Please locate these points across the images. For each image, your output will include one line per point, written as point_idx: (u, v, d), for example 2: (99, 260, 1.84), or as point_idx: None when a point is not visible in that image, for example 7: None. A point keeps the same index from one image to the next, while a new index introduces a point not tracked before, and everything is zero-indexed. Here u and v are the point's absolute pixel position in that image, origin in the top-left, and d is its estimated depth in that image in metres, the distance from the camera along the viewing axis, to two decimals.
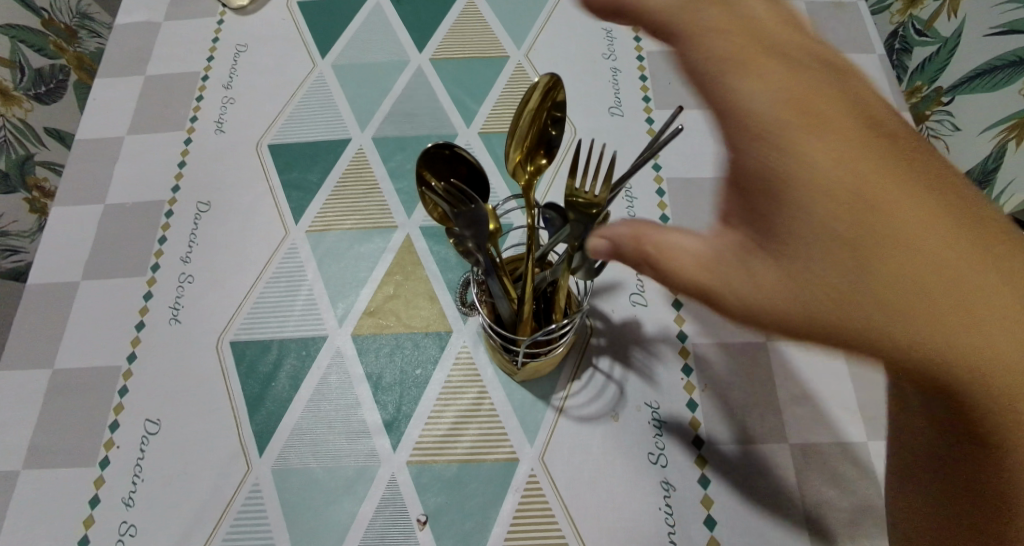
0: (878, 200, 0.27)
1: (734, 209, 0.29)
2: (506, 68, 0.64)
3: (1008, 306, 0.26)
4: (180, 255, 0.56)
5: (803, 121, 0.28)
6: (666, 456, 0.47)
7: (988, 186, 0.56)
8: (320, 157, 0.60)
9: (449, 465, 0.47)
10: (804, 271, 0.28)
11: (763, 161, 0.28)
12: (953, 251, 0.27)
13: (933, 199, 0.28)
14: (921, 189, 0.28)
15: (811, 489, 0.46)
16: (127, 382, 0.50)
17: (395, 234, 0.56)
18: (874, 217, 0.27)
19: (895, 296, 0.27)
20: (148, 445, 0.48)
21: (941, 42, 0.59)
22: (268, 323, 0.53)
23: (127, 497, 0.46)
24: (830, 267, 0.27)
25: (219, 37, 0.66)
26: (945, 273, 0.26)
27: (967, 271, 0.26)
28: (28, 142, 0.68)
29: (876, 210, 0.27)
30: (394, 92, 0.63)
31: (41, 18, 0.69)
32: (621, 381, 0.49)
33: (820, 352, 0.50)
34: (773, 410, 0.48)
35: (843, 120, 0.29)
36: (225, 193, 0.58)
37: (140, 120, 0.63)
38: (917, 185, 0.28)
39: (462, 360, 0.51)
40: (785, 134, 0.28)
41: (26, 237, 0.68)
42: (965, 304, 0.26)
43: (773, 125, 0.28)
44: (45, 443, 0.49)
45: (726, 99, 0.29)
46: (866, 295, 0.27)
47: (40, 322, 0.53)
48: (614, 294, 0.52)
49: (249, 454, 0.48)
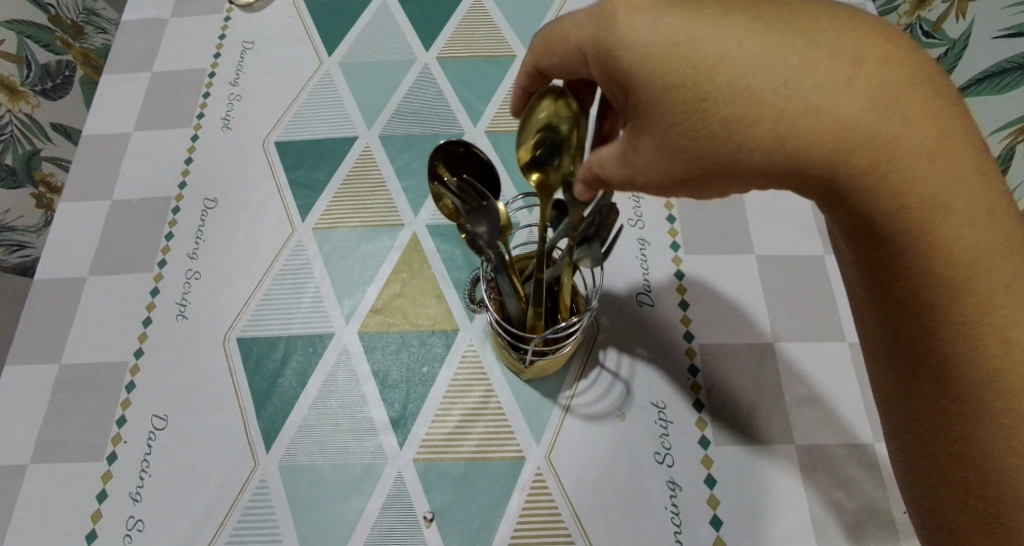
0: (763, 66, 0.29)
1: (642, 116, 0.32)
2: (512, 67, 0.64)
3: (892, 129, 0.29)
4: (187, 252, 0.56)
5: (681, 24, 0.31)
6: (672, 455, 0.47)
7: None
8: (326, 155, 0.60)
9: (456, 463, 0.47)
10: (700, 118, 0.30)
11: (647, 39, 0.31)
12: (833, 81, 0.29)
13: (811, 52, 0.29)
14: (791, 38, 0.30)
15: (816, 490, 0.46)
16: (134, 378, 0.51)
17: (401, 232, 0.56)
18: (756, 84, 0.29)
19: (793, 141, 0.29)
20: (155, 441, 0.48)
21: (949, 44, 0.59)
22: (275, 320, 0.53)
23: (135, 492, 0.47)
24: (730, 132, 0.30)
25: (225, 35, 0.67)
26: (832, 110, 0.29)
27: (852, 97, 0.29)
28: (35, 137, 0.68)
29: (757, 72, 0.29)
30: (400, 91, 0.63)
31: (48, 13, 0.69)
32: (627, 381, 0.49)
33: (827, 353, 0.50)
34: (780, 411, 0.48)
35: (708, 7, 0.31)
36: (232, 189, 0.58)
37: (147, 117, 0.63)
38: (784, 37, 0.30)
39: (468, 358, 0.51)
40: (660, 48, 0.31)
41: (34, 232, 0.68)
42: (850, 128, 0.28)
43: (653, 50, 0.31)
44: (52, 438, 0.49)
45: (610, 32, 0.32)
46: (767, 148, 0.30)
47: (47, 318, 0.54)
48: (620, 294, 0.52)
49: (256, 450, 0.48)
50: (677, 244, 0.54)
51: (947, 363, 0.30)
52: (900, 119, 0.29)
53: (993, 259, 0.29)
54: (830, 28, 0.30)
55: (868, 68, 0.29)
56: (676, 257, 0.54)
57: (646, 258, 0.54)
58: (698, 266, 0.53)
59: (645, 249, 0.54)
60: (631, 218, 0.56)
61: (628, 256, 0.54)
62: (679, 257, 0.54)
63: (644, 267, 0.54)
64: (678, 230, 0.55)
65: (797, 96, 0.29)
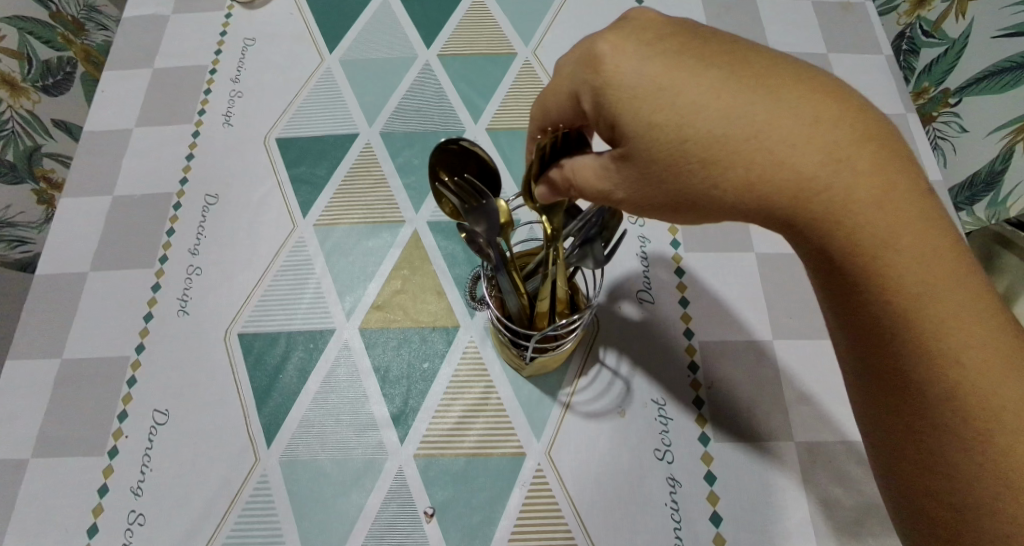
0: (734, 119, 0.29)
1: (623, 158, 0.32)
2: (513, 66, 0.64)
3: (857, 184, 0.28)
4: (188, 247, 0.56)
5: (663, 72, 0.31)
6: (672, 452, 0.47)
7: (995, 188, 0.55)
8: (328, 152, 0.60)
9: (457, 460, 0.47)
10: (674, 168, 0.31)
11: (629, 85, 0.31)
12: (808, 130, 0.29)
13: (781, 106, 0.29)
14: (774, 85, 0.30)
15: (816, 487, 0.46)
16: (135, 373, 0.51)
17: (402, 229, 0.56)
18: (728, 135, 0.29)
19: (758, 192, 0.29)
20: (156, 436, 0.48)
21: (949, 43, 0.59)
22: (275, 316, 0.53)
23: (136, 487, 0.47)
24: (702, 181, 0.30)
25: (226, 31, 0.67)
26: (795, 165, 0.29)
27: (825, 149, 0.28)
28: (36, 133, 0.69)
29: (733, 118, 0.29)
30: (401, 88, 0.63)
31: (49, 10, 0.69)
32: (627, 378, 0.50)
33: (826, 351, 0.50)
34: (779, 408, 0.48)
35: (689, 58, 0.31)
36: (233, 186, 0.59)
37: (148, 113, 0.63)
38: (756, 92, 0.30)
39: (469, 355, 0.51)
40: (638, 90, 0.31)
41: (36, 229, 0.68)
42: (811, 182, 0.28)
43: (637, 88, 0.31)
44: (54, 433, 0.49)
45: (596, 74, 0.32)
46: (735, 198, 0.30)
47: (49, 313, 0.54)
48: (620, 291, 0.53)
49: (257, 446, 0.48)
50: (677, 242, 0.55)
51: (911, 401, 0.30)
52: (872, 177, 0.28)
53: (959, 317, 0.29)
54: (814, 80, 0.30)
55: (837, 117, 0.29)
56: (676, 255, 0.54)
57: (646, 256, 0.54)
58: (698, 263, 0.54)
59: (645, 247, 0.54)
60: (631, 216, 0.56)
61: (628, 254, 0.54)
62: (679, 255, 0.54)
63: (644, 264, 0.54)
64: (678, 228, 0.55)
65: (764, 144, 0.29)
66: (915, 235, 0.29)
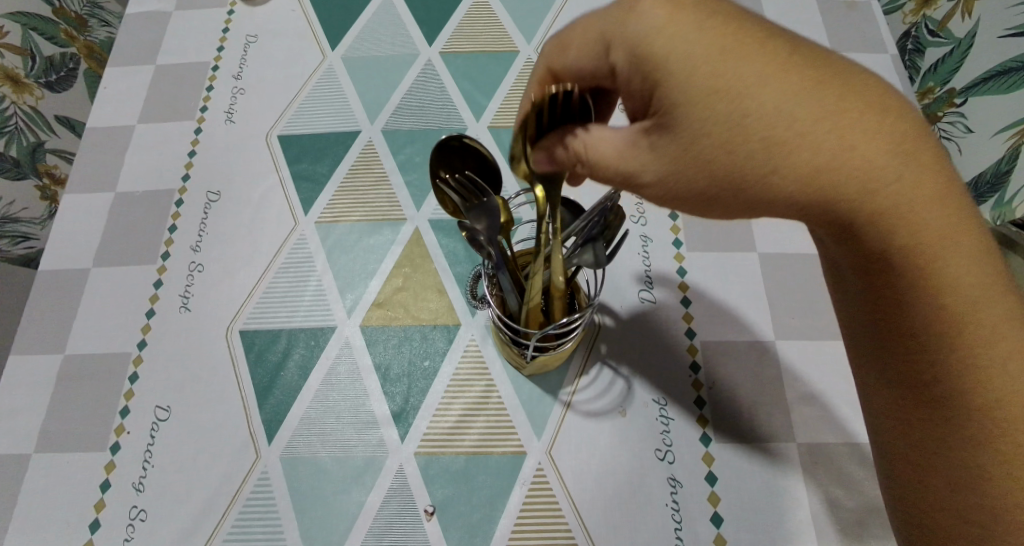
0: (796, 104, 0.30)
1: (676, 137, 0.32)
2: (516, 63, 0.64)
3: (912, 175, 0.29)
4: (190, 244, 0.56)
5: (723, 51, 0.31)
6: (673, 452, 0.47)
7: (1000, 189, 0.55)
8: (330, 149, 0.60)
9: (457, 458, 0.47)
10: (732, 148, 0.31)
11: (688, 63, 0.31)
12: (867, 123, 0.30)
13: (842, 96, 0.30)
14: (830, 76, 0.31)
15: (816, 488, 0.46)
16: (137, 369, 0.51)
17: (404, 227, 0.56)
18: (790, 119, 0.30)
19: (822, 176, 0.29)
20: (158, 432, 0.48)
21: (955, 43, 0.59)
22: (277, 314, 0.53)
23: (137, 482, 0.47)
24: (762, 162, 0.30)
25: (229, 28, 0.67)
26: (860, 153, 0.29)
27: (884, 143, 0.29)
28: (39, 130, 0.69)
29: (795, 104, 0.30)
30: (403, 86, 0.63)
31: (52, 6, 0.69)
32: (628, 378, 0.50)
33: (828, 352, 0.50)
34: (781, 408, 0.48)
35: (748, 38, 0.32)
36: (235, 183, 0.59)
37: (151, 109, 0.63)
38: (816, 80, 0.31)
39: (470, 353, 0.51)
40: (697, 67, 0.31)
41: (37, 223, 0.69)
42: (874, 170, 0.29)
43: (695, 68, 0.31)
44: (56, 428, 0.49)
45: (649, 51, 0.32)
46: (797, 180, 0.30)
47: (51, 308, 0.54)
48: (621, 290, 0.53)
49: (258, 443, 0.48)
50: (679, 241, 0.54)
51: (948, 392, 0.31)
52: (926, 171, 0.30)
53: (1000, 311, 0.30)
54: (868, 76, 0.31)
55: (892, 111, 0.30)
56: (678, 254, 0.54)
57: (648, 255, 0.54)
58: (700, 263, 0.54)
59: (647, 246, 0.54)
60: (633, 215, 0.56)
61: (630, 253, 0.54)
62: (681, 254, 0.54)
63: (646, 263, 0.54)
64: (680, 227, 0.55)
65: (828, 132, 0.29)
66: (956, 230, 0.30)
